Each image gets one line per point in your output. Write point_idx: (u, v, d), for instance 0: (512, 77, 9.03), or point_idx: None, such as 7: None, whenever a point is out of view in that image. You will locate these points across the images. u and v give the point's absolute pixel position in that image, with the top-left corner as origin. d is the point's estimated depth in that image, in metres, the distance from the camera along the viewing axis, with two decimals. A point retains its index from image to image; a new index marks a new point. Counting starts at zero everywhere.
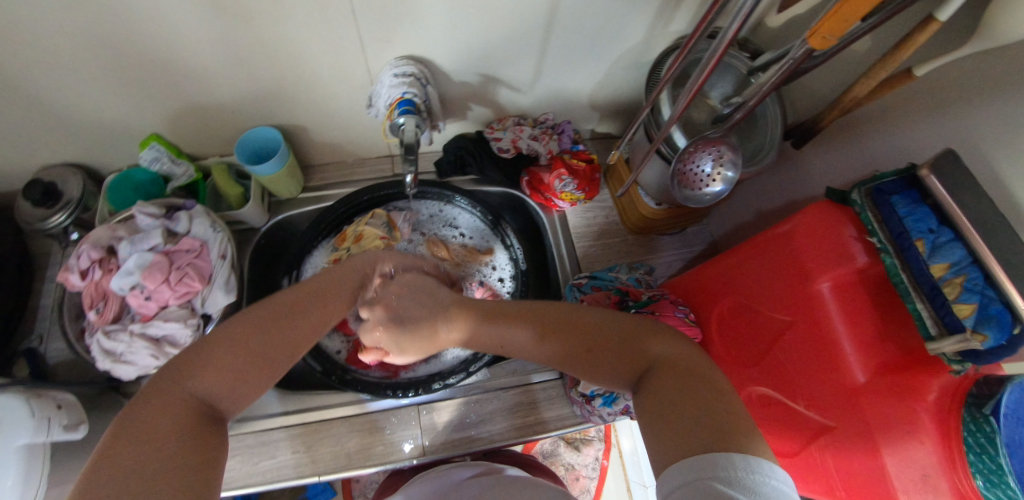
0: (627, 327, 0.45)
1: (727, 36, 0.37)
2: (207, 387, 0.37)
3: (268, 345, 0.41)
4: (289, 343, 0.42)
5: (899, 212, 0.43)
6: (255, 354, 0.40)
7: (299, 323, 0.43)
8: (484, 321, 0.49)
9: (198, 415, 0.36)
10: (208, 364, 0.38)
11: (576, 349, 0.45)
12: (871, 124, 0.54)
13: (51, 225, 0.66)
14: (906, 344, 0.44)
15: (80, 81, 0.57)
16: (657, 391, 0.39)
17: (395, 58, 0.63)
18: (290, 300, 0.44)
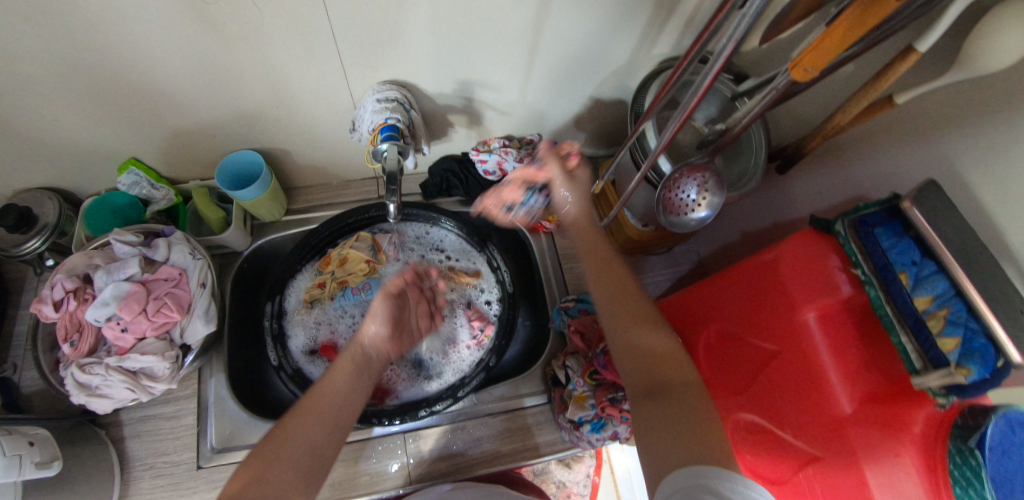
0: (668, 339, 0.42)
1: (718, 63, 0.33)
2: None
3: (313, 440, 0.40)
4: (318, 439, 0.40)
5: (882, 245, 0.43)
6: (304, 456, 0.39)
7: (326, 416, 0.42)
8: (606, 284, 0.48)
9: None
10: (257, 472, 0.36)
11: (632, 321, 0.44)
12: (855, 149, 0.54)
13: (25, 250, 0.64)
14: (893, 375, 0.43)
15: (54, 107, 0.56)
16: (670, 409, 0.36)
17: (378, 82, 0.62)
18: (318, 397, 0.43)
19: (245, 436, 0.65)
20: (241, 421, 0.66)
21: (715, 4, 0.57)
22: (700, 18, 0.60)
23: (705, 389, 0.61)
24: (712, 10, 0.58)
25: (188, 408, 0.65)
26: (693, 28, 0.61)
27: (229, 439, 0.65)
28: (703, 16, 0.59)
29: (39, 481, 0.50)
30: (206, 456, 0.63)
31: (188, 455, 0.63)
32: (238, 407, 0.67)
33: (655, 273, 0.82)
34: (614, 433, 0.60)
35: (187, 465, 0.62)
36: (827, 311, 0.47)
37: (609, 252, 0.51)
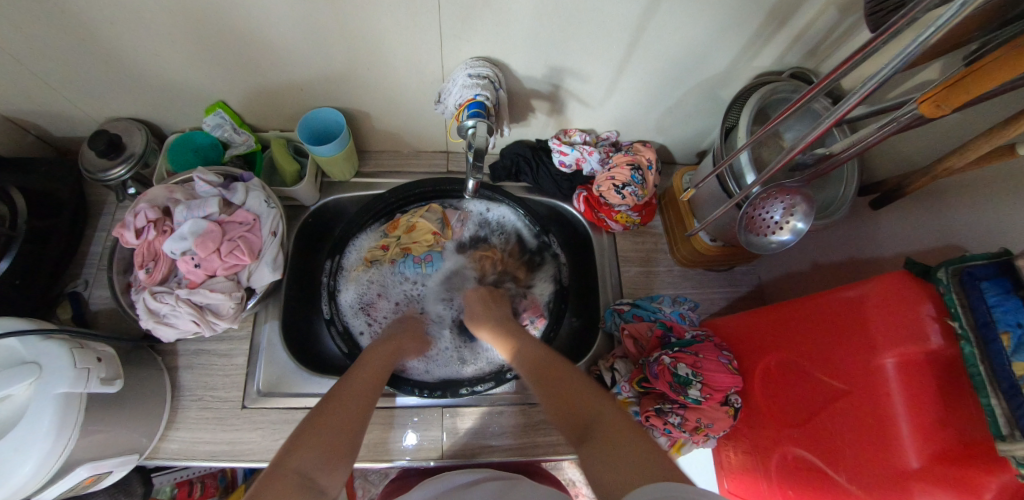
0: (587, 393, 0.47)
1: (844, 109, 0.36)
2: (308, 463, 0.39)
3: (352, 421, 0.45)
4: (351, 419, 0.45)
5: (987, 300, 0.39)
6: (343, 430, 0.44)
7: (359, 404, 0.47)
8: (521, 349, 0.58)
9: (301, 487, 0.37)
10: (309, 441, 0.41)
11: (550, 377, 0.51)
12: (961, 193, 0.51)
13: (111, 177, 0.67)
14: (968, 436, 0.41)
15: (159, 41, 0.57)
16: (601, 442, 0.40)
17: (472, 58, 0.62)
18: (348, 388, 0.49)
19: (291, 385, 0.67)
20: (289, 369, 0.68)
21: (832, 21, 0.55)
22: (812, 34, 0.57)
23: (760, 415, 0.61)
24: (826, 28, 0.56)
25: (241, 349, 0.67)
26: (800, 44, 0.59)
27: (277, 384, 0.67)
28: (815, 33, 0.57)
29: (103, 395, 0.53)
30: (252, 397, 0.65)
31: (235, 394, 0.65)
32: (287, 355, 0.69)
33: (709, 290, 0.80)
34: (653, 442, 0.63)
35: (233, 403, 0.65)
36: (907, 359, 0.44)
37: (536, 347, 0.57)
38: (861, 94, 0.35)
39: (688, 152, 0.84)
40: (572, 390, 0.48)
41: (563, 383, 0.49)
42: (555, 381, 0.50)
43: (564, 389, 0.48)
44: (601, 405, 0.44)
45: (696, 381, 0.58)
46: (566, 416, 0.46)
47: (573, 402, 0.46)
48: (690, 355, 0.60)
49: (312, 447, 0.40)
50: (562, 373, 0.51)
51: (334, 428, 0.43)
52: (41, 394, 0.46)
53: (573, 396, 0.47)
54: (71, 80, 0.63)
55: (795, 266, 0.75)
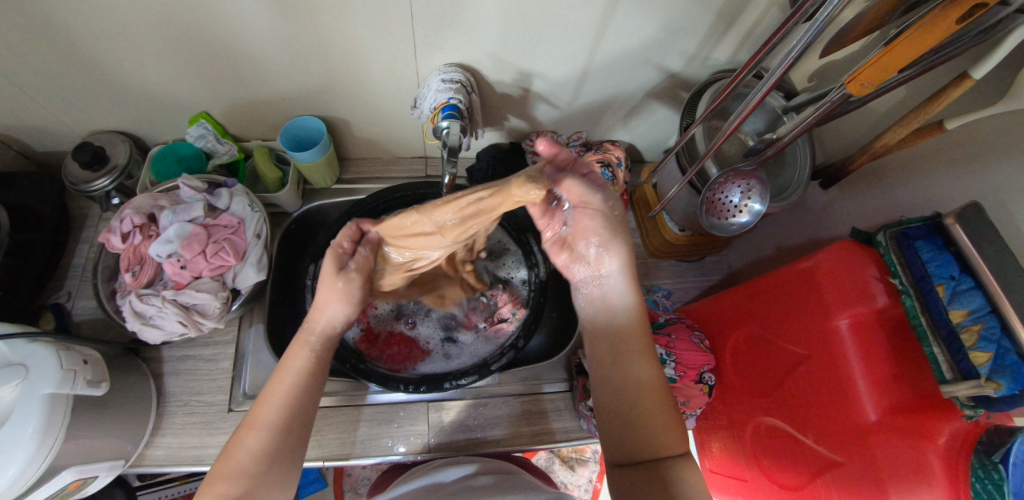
0: (672, 426, 0.45)
1: (773, 78, 0.41)
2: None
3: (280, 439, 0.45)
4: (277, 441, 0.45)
5: (922, 257, 0.43)
6: (257, 469, 0.43)
7: (273, 429, 0.45)
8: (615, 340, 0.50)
9: None
10: (219, 486, 0.41)
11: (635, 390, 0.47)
12: (899, 170, 0.55)
13: (94, 188, 0.68)
14: (922, 389, 0.44)
15: (144, 55, 0.60)
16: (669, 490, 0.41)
17: (445, 64, 0.66)
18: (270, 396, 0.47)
19: None
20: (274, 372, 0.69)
21: (775, 19, 0.60)
22: (760, 32, 0.62)
23: (734, 391, 0.63)
24: (768, 27, 0.61)
25: (225, 353, 0.68)
26: (748, 42, 0.64)
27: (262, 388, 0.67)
28: (760, 32, 0.62)
29: (88, 398, 0.53)
30: (238, 400, 0.66)
31: (221, 397, 0.65)
32: (271, 358, 0.69)
33: (684, 279, 0.84)
34: None
35: (218, 407, 0.65)
36: (860, 318, 0.47)
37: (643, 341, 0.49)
38: (783, 66, 0.40)
39: (657, 150, 0.89)
40: (663, 421, 0.45)
41: (649, 409, 0.46)
42: (641, 400, 0.46)
43: (647, 417, 0.45)
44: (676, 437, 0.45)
45: (670, 361, 0.60)
46: (627, 440, 0.45)
47: (652, 434, 0.45)
48: (663, 336, 0.63)
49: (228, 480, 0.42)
50: (652, 396, 0.47)
51: (245, 465, 0.43)
52: (27, 394, 0.47)
53: (656, 428, 0.45)
54: (57, 95, 0.65)
55: (761, 251, 0.79)
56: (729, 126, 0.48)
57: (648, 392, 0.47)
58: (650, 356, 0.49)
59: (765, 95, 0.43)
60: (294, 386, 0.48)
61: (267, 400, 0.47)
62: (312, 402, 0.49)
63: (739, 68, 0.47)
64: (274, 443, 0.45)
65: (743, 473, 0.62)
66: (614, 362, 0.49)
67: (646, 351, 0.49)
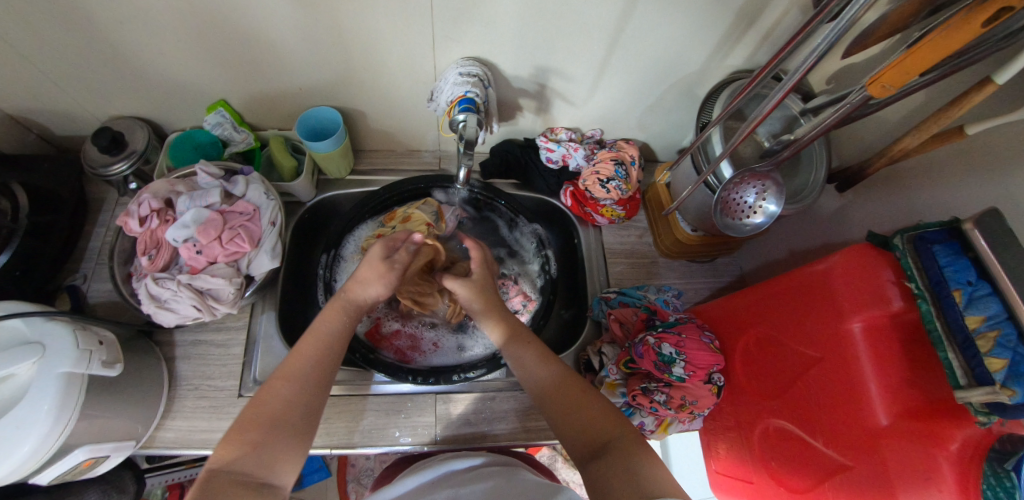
0: (601, 414, 0.46)
1: (791, 81, 0.41)
2: (247, 464, 0.40)
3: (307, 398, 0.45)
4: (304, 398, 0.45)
5: (939, 262, 0.43)
6: (281, 420, 0.43)
7: (301, 383, 0.46)
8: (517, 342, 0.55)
9: (248, 476, 0.39)
10: (248, 430, 0.41)
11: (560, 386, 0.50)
12: (918, 175, 0.55)
13: (112, 172, 0.69)
14: (933, 394, 0.44)
15: (166, 42, 0.61)
16: (616, 467, 0.40)
17: (461, 58, 0.66)
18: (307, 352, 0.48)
19: None
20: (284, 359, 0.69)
21: (796, 20, 0.60)
22: (780, 32, 0.62)
23: (741, 392, 0.63)
24: (789, 28, 0.61)
25: (237, 339, 0.69)
26: (768, 43, 0.64)
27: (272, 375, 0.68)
28: (780, 32, 0.62)
29: (103, 379, 0.54)
30: (248, 386, 0.66)
31: (231, 382, 0.66)
32: (282, 346, 0.70)
33: (694, 280, 0.84)
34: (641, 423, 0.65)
35: (229, 392, 0.65)
36: (873, 322, 0.47)
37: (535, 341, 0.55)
38: (800, 70, 0.39)
39: (670, 149, 0.89)
40: (582, 408, 0.47)
41: (569, 396, 0.48)
42: (562, 389, 0.49)
43: (572, 405, 0.48)
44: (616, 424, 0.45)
45: (679, 360, 0.60)
46: (573, 434, 0.46)
47: (583, 419, 0.46)
48: (673, 335, 0.63)
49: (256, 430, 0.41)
50: (575, 388, 0.49)
51: (274, 416, 0.43)
52: (45, 373, 0.47)
53: (589, 415, 0.46)
54: (79, 79, 0.66)
55: (773, 254, 0.79)
56: (747, 126, 0.48)
57: (566, 383, 0.49)
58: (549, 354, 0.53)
59: (784, 97, 0.42)
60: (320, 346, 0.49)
61: (298, 356, 0.48)
62: (336, 364, 0.49)
63: (757, 70, 0.46)
64: (300, 397, 0.45)
65: (750, 475, 0.62)
66: (523, 359, 0.53)
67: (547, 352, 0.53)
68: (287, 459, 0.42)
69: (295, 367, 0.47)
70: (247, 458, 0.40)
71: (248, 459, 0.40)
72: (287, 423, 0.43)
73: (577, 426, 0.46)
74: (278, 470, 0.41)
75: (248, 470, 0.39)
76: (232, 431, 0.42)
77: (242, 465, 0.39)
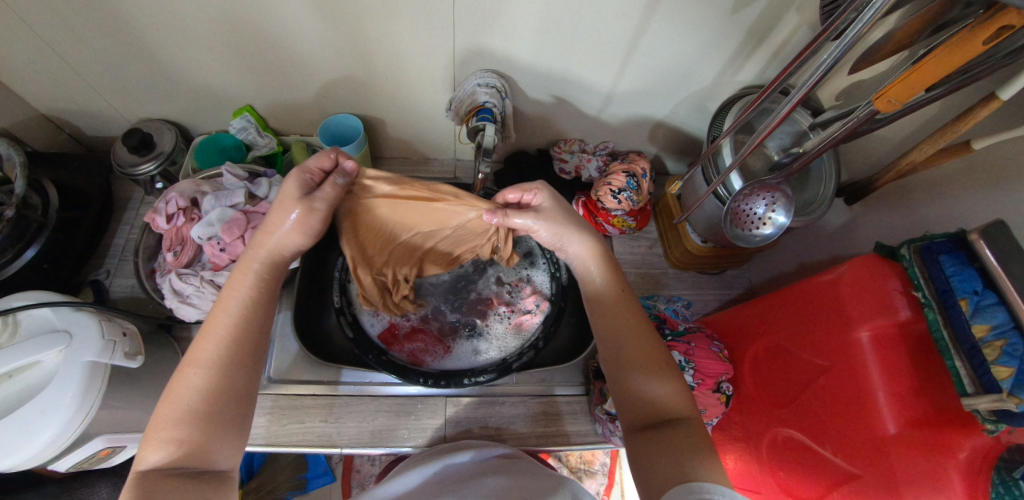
0: (676, 390, 0.46)
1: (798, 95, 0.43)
2: (180, 462, 0.38)
3: (240, 379, 0.42)
4: (236, 381, 0.42)
5: (945, 271, 0.44)
6: (212, 411, 0.40)
7: (215, 369, 0.41)
8: (606, 315, 0.53)
9: (188, 474, 0.38)
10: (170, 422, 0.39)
11: (642, 363, 0.48)
12: (925, 190, 0.56)
13: (140, 172, 0.71)
14: (941, 403, 0.44)
15: (201, 49, 0.64)
16: (681, 446, 0.42)
17: (481, 69, 0.69)
18: (221, 333, 0.43)
19: (299, 372, 0.69)
20: (299, 358, 0.70)
21: (805, 38, 0.62)
22: (788, 50, 0.65)
23: (750, 401, 0.64)
24: (799, 47, 0.64)
25: None
26: (777, 61, 0.67)
27: (286, 373, 0.69)
28: (790, 51, 0.64)
29: (124, 370, 0.55)
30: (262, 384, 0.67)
31: None
32: (297, 345, 0.71)
33: (703, 292, 0.85)
34: None
35: None
36: (882, 331, 0.48)
37: (634, 314, 0.52)
38: (805, 87, 0.42)
39: (680, 163, 0.91)
40: (660, 383, 0.46)
41: (646, 368, 0.48)
42: (642, 365, 0.48)
43: (648, 377, 0.47)
44: (685, 407, 0.45)
45: (688, 368, 0.61)
46: (638, 406, 0.47)
47: (649, 396, 0.46)
48: (682, 344, 0.64)
49: (174, 428, 0.39)
50: (657, 367, 0.48)
51: (196, 411, 0.39)
52: (70, 361, 0.49)
53: (660, 395, 0.46)
54: (115, 82, 0.69)
55: (783, 267, 0.80)
56: (757, 137, 0.50)
57: (648, 356, 0.49)
58: (642, 329, 0.51)
59: (791, 111, 0.45)
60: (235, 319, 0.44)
61: (205, 341, 0.43)
62: (255, 343, 0.45)
63: (767, 85, 0.49)
64: (216, 384, 0.41)
65: (757, 485, 0.63)
66: (614, 328, 0.51)
67: (640, 327, 0.51)
68: (225, 444, 0.40)
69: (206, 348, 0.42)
70: (182, 456, 0.38)
71: (179, 456, 0.38)
72: (212, 411, 0.40)
73: (645, 401, 0.47)
74: (219, 458, 0.40)
75: (180, 465, 0.38)
76: (153, 428, 0.39)
77: (180, 461, 0.38)
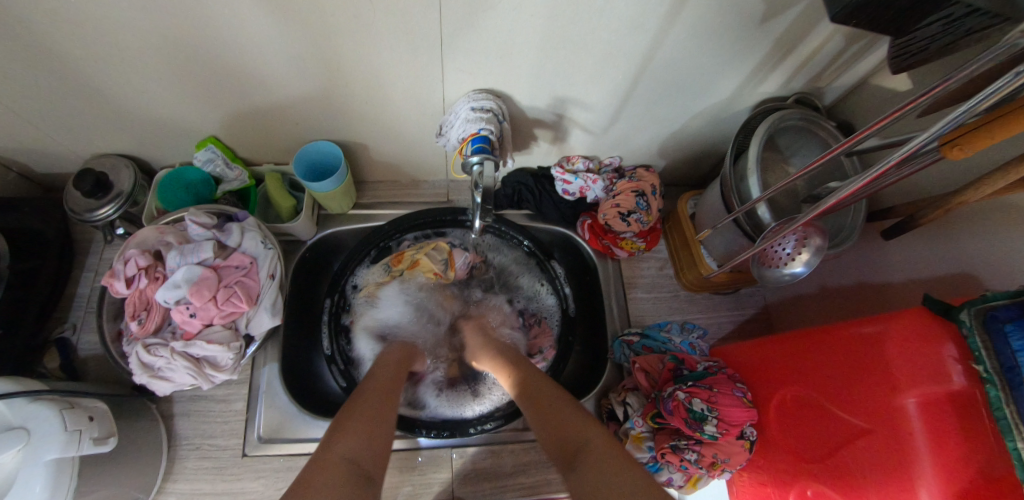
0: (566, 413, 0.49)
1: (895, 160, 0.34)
2: (352, 451, 0.42)
3: (388, 410, 0.49)
4: (385, 406, 0.50)
5: (1012, 346, 0.37)
6: (379, 421, 0.47)
7: (386, 395, 0.51)
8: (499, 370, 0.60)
9: (353, 477, 0.40)
10: (346, 434, 0.44)
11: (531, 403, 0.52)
12: (972, 222, 0.50)
13: (98, 217, 0.64)
14: (990, 473, 0.39)
15: (149, 80, 0.55)
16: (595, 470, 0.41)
17: (473, 90, 0.61)
18: (379, 382, 0.54)
19: (292, 430, 0.64)
20: (291, 413, 0.65)
21: (838, 47, 0.55)
22: (818, 60, 0.57)
23: (775, 447, 0.59)
24: (832, 55, 0.56)
25: (239, 393, 0.65)
26: (805, 71, 0.60)
27: (276, 430, 0.64)
28: (820, 60, 0.57)
29: (95, 455, 0.50)
30: (253, 444, 0.62)
31: (234, 441, 0.62)
32: (287, 399, 0.66)
33: (717, 315, 0.79)
34: (668, 479, 0.60)
35: (232, 451, 0.62)
36: (929, 398, 0.43)
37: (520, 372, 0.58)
38: (903, 154, 0.33)
39: (691, 174, 0.84)
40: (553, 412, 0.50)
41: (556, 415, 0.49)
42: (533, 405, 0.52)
43: (547, 418, 0.49)
44: (574, 423, 0.47)
45: (711, 417, 0.56)
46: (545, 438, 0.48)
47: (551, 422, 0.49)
48: (704, 389, 0.59)
49: (355, 430, 0.44)
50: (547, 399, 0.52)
51: (368, 418, 0.47)
52: (29, 462, 0.43)
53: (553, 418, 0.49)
54: (55, 119, 0.60)
55: (801, 288, 0.75)
56: (831, 199, 0.41)
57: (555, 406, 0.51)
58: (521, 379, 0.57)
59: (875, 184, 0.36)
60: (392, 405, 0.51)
61: (379, 384, 0.54)
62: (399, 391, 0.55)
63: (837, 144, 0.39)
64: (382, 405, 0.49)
65: None
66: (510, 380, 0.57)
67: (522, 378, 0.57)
68: (376, 459, 0.43)
69: (374, 402, 0.49)
70: (355, 448, 0.42)
71: (353, 446, 0.42)
72: (376, 423, 0.47)
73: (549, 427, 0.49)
74: (373, 471, 0.42)
75: (353, 456, 0.41)
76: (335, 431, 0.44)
77: (349, 453, 0.42)
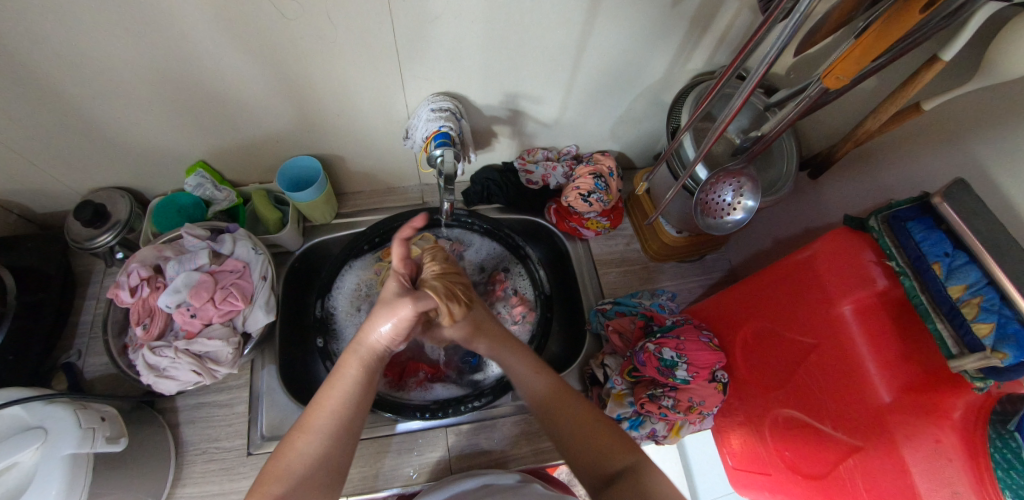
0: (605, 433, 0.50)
1: (756, 77, 0.40)
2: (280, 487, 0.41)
3: (338, 428, 0.45)
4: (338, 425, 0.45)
5: (914, 238, 0.44)
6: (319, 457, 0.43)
7: (333, 430, 0.45)
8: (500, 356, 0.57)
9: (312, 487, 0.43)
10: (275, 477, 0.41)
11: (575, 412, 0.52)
12: (884, 154, 0.57)
13: (97, 244, 0.69)
14: (927, 359, 0.44)
15: (144, 113, 0.62)
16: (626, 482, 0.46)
17: (432, 95, 0.68)
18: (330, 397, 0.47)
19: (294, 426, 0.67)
20: (292, 410, 0.68)
21: (746, 21, 0.63)
22: (732, 34, 0.66)
23: (744, 386, 0.64)
24: (743, 28, 0.65)
25: (240, 397, 0.68)
26: (724, 45, 0.68)
27: (279, 427, 0.67)
28: (733, 34, 0.66)
29: (107, 455, 0.52)
30: (256, 443, 0.65)
31: (239, 442, 0.65)
32: (288, 398, 0.69)
33: (685, 280, 0.84)
34: (652, 431, 0.63)
35: (238, 451, 0.64)
36: (863, 303, 0.49)
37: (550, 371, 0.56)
38: (764, 63, 0.39)
39: (645, 155, 0.91)
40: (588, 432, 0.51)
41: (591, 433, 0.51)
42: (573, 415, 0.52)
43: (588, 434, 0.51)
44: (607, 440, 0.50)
45: (681, 362, 0.60)
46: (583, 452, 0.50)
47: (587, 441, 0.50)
48: (672, 339, 0.63)
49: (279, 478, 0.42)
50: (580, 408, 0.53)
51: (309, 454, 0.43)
52: (49, 458, 0.46)
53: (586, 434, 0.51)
54: (56, 157, 0.66)
55: (758, 245, 0.80)
56: (721, 123, 0.48)
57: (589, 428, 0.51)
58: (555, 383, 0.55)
59: (749, 97, 0.42)
60: (355, 385, 0.47)
61: (322, 406, 0.46)
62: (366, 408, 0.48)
63: (723, 70, 0.45)
64: (324, 448, 0.44)
65: (766, 468, 0.62)
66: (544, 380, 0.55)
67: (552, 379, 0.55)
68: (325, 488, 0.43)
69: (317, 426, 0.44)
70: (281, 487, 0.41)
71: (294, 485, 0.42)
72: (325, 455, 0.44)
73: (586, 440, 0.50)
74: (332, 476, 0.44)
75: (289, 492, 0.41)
76: (295, 431, 0.45)
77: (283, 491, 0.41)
